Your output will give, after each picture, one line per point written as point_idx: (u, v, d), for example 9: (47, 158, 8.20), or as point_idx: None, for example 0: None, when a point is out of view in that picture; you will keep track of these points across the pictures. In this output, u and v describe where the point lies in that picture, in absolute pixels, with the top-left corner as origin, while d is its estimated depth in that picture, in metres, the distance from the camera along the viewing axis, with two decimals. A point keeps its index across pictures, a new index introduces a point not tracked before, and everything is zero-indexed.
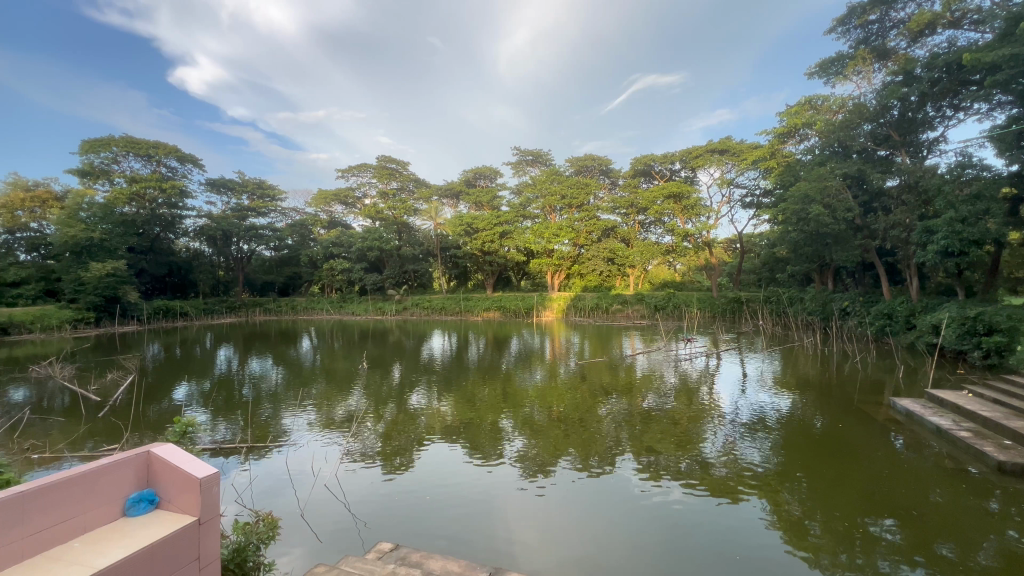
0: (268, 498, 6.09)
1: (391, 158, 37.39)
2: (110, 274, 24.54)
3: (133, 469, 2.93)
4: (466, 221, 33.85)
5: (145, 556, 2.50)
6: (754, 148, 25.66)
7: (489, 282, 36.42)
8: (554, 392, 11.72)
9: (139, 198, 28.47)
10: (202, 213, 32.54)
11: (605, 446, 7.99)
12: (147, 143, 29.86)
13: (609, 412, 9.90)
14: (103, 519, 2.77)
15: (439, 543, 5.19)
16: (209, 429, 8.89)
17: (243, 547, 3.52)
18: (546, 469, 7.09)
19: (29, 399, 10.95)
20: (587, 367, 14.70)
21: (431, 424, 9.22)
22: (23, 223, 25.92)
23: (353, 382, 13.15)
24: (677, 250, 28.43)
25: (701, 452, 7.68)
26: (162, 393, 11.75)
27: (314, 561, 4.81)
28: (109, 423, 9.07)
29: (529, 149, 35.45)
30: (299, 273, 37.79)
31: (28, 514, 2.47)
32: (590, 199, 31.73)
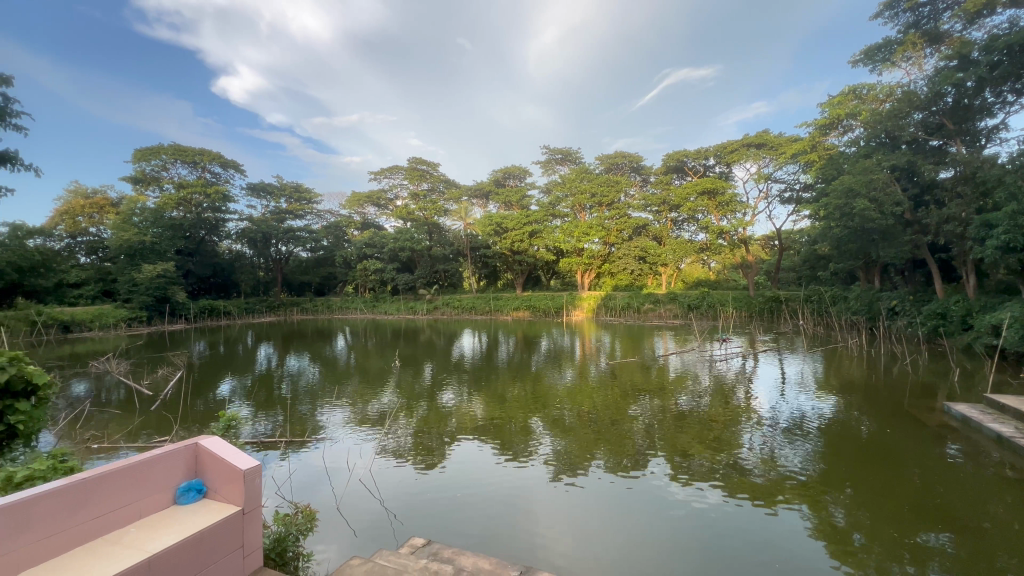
0: (306, 491, 6.30)
1: (422, 160, 37.94)
2: (160, 275, 25.98)
3: (182, 460, 3.08)
4: (495, 220, 34.01)
5: (193, 543, 2.61)
6: (793, 141, 24.70)
7: (518, 282, 36.42)
8: (585, 392, 11.62)
9: (186, 203, 30.05)
10: (243, 217, 33.92)
11: (636, 448, 7.87)
12: (193, 151, 31.38)
13: (641, 413, 9.73)
14: (155, 506, 2.93)
15: (470, 540, 5.23)
16: (251, 423, 9.29)
17: (283, 537, 3.66)
18: (577, 469, 7.05)
19: (89, 392, 11.71)
20: (618, 367, 14.53)
21: (462, 422, 9.30)
22: (83, 228, 27.78)
23: (386, 380, 13.44)
24: (711, 248, 27.70)
25: (738, 456, 7.47)
26: (208, 388, 12.32)
27: (350, 553, 4.94)
28: (160, 416, 9.61)
29: (558, 148, 35.27)
30: (334, 273, 38.85)
31: (89, 500, 2.62)
32: (621, 197, 31.27)
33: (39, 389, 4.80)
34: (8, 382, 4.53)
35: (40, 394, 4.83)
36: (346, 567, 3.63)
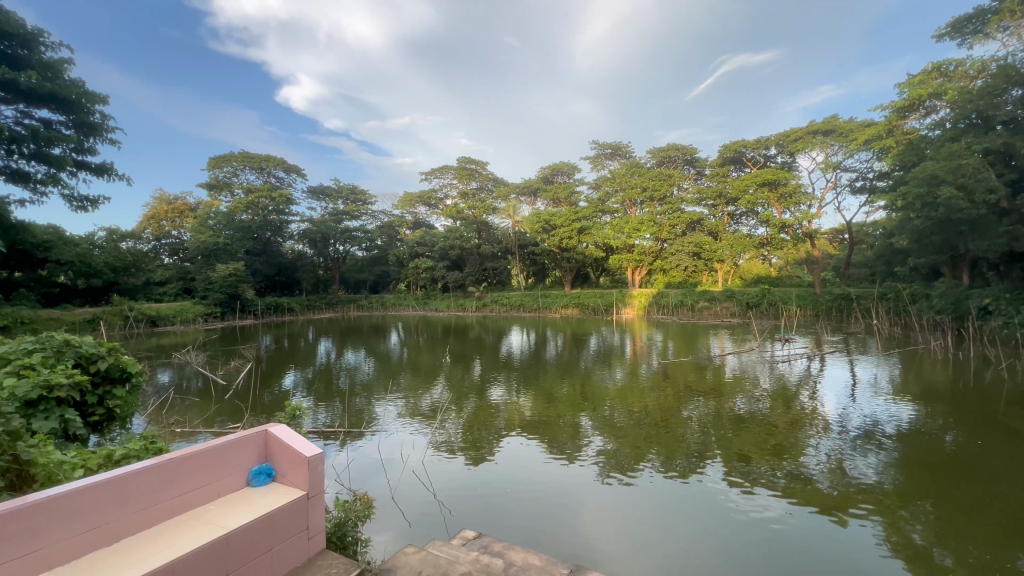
0: (363, 480, 6.57)
1: (471, 159, 38.45)
2: (231, 274, 28.04)
3: (254, 446, 3.29)
4: (543, 218, 33.98)
5: (264, 523, 2.78)
6: (867, 126, 22.86)
7: (567, 279, 36.11)
8: (635, 392, 11.35)
9: (254, 207, 32.21)
10: (305, 218, 35.84)
11: (689, 450, 7.63)
12: (260, 157, 33.52)
13: (694, 415, 9.38)
14: (232, 487, 3.14)
15: (520, 536, 5.26)
16: (313, 413, 9.83)
17: (343, 522, 3.84)
18: (627, 469, 6.93)
19: (172, 381, 12.82)
20: (670, 367, 14.10)
21: (511, 419, 9.38)
22: (167, 232, 30.49)
23: (437, 376, 13.77)
24: (772, 242, 26.23)
25: (801, 463, 7.05)
26: (274, 379, 13.14)
27: (404, 540, 5.13)
28: (232, 404, 10.38)
29: (608, 142, 34.59)
30: (387, 271, 40.27)
31: (177, 477, 2.84)
32: (674, 191, 30.26)
33: (133, 376, 5.30)
34: (107, 370, 5.05)
35: (134, 380, 5.34)
36: (402, 556, 3.74)
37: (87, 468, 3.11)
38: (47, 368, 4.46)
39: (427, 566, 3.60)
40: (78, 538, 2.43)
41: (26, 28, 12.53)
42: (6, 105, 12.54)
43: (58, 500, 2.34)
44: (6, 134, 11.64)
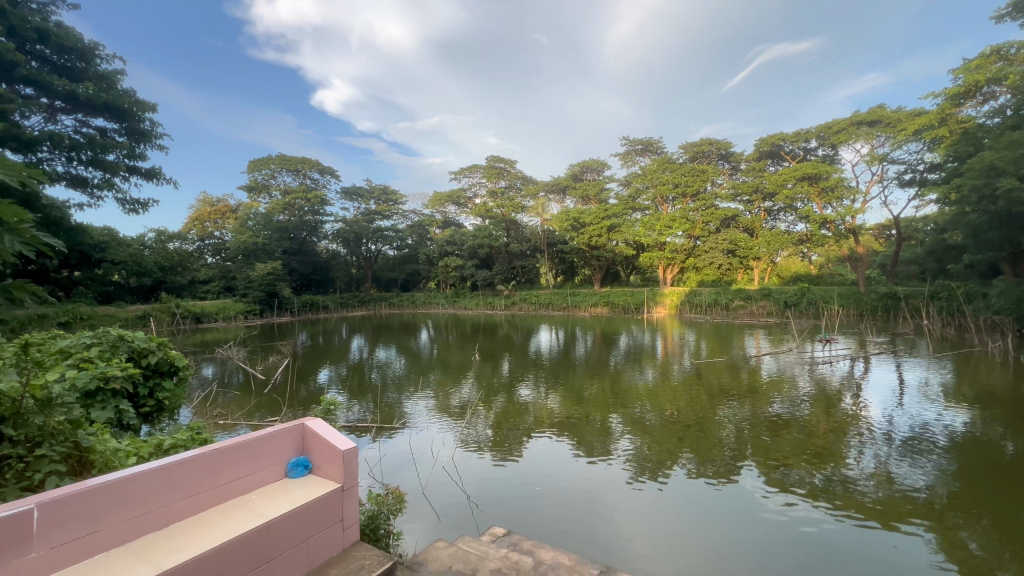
0: (395, 475, 6.70)
1: (500, 158, 38.56)
2: (269, 273, 29.12)
3: (292, 438, 3.28)
4: (572, 216, 33.76)
5: (303, 513, 2.80)
6: (917, 115, 21.65)
7: (596, 278, 35.76)
8: (667, 392, 11.14)
9: (291, 208, 33.32)
10: (338, 219, 36.80)
11: (723, 453, 7.45)
12: (296, 160, 34.63)
13: (728, 417, 9.14)
14: (271, 478, 3.12)
15: (550, 535, 5.24)
16: (346, 409, 10.09)
17: (376, 515, 3.92)
18: (658, 471, 6.81)
19: (215, 375, 13.42)
20: (703, 367, 13.78)
21: (540, 417, 9.36)
22: (210, 232, 31.90)
23: (466, 373, 13.89)
24: (813, 239, 25.20)
25: (843, 470, 6.75)
26: (309, 375, 13.55)
27: (434, 535, 5.20)
28: (270, 399, 10.77)
29: (639, 138, 34.02)
30: (418, 270, 40.90)
31: (221, 467, 2.83)
32: (707, 187, 29.50)
33: (180, 370, 5.59)
34: (158, 364, 5.34)
35: (180, 374, 5.64)
36: (433, 550, 3.80)
37: (139, 456, 3.27)
38: (104, 361, 4.74)
39: (457, 560, 3.64)
40: (132, 522, 2.42)
41: (83, 42, 13.34)
42: (66, 114, 13.40)
43: (115, 483, 2.34)
44: (67, 142, 12.44)
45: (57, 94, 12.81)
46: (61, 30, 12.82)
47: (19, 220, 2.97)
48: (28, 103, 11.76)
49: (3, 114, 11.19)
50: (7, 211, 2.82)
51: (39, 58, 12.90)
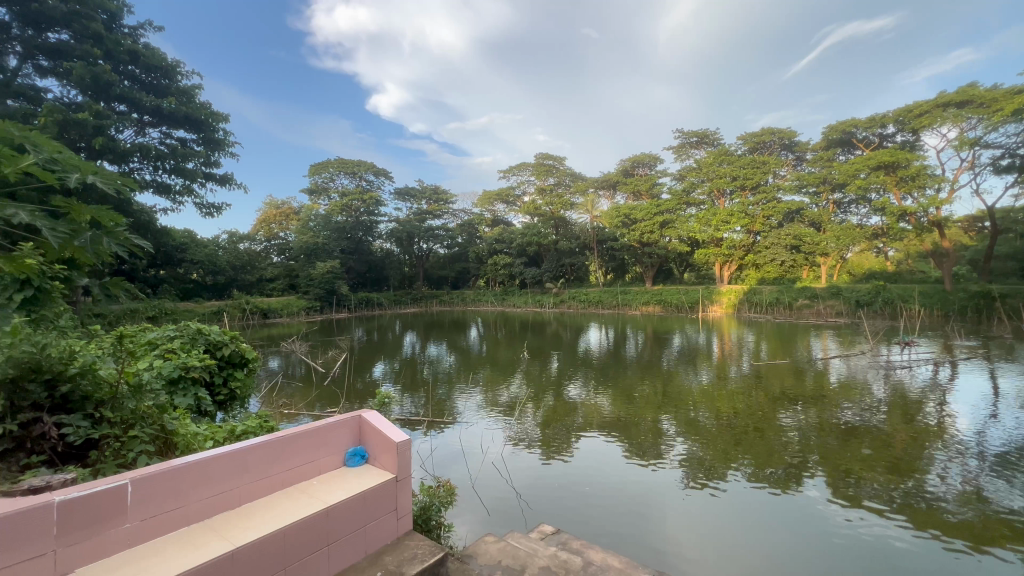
0: (445, 468, 6.85)
1: (549, 155, 38.36)
2: (329, 271, 30.72)
3: (349, 429, 3.41)
4: (623, 212, 33.07)
5: (360, 501, 2.91)
6: (1017, 93, 19.34)
7: (648, 275, 34.83)
8: (723, 395, 10.66)
9: (348, 209, 34.90)
10: (392, 219, 38.06)
11: (785, 460, 7.04)
12: (353, 163, 36.19)
13: (790, 423, 8.62)
14: (331, 466, 3.26)
15: (599, 535, 5.18)
16: (400, 402, 10.47)
17: (428, 506, 4.02)
18: (714, 476, 6.54)
19: (280, 367, 14.32)
20: (764, 369, 13.07)
21: (589, 417, 9.25)
22: (275, 233, 34.03)
23: (514, 370, 13.99)
24: (890, 233, 23.19)
25: (924, 485, 6.20)
26: (366, 369, 14.18)
27: (484, 529, 5.28)
28: (330, 390, 11.36)
29: (693, 130, 32.71)
30: (468, 268, 41.56)
31: (286, 453, 2.98)
32: (769, 179, 27.90)
33: (249, 362, 5.99)
34: (230, 355, 5.76)
35: (250, 365, 6.05)
36: (482, 544, 3.86)
37: (215, 440, 3.54)
38: (185, 353, 5.17)
39: (506, 556, 3.67)
40: (211, 500, 2.60)
41: (167, 60, 14.62)
42: (153, 127, 14.74)
43: (196, 464, 2.52)
44: (153, 153, 13.68)
45: (145, 109, 14.11)
46: (148, 51, 14.10)
47: (115, 224, 3.29)
48: (121, 118, 13.01)
49: (101, 130, 12.47)
50: (104, 216, 3.15)
51: (131, 78, 14.24)
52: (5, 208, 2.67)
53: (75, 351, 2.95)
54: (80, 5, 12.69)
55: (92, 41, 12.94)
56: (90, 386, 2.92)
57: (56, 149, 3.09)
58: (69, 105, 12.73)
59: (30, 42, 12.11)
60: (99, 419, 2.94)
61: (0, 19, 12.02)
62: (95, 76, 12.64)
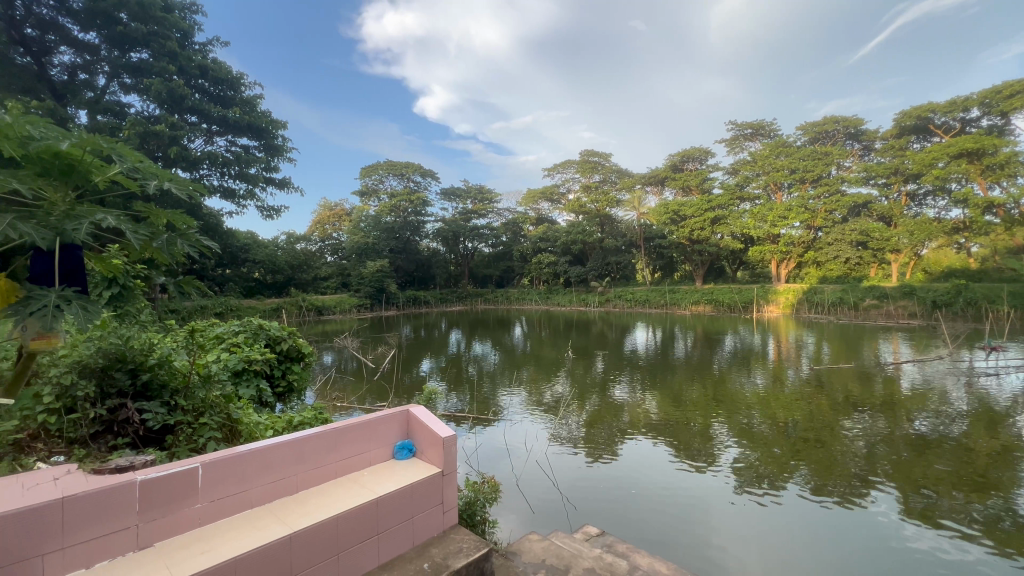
0: (490, 465, 6.93)
1: (594, 152, 37.75)
2: (379, 270, 31.88)
3: (397, 422, 3.50)
4: (671, 209, 32.01)
5: (408, 493, 2.98)
6: None
7: (698, 274, 33.62)
8: (780, 400, 10.12)
9: (397, 210, 35.94)
10: (438, 219, 38.82)
11: (850, 471, 6.60)
12: (401, 165, 37.26)
13: (854, 431, 8.06)
14: (380, 458, 3.36)
15: (645, 540, 5.06)
16: (446, 398, 10.70)
17: (474, 501, 4.07)
18: (770, 485, 6.22)
19: (334, 362, 15.01)
20: (826, 373, 12.28)
21: (636, 419, 9.06)
22: (329, 234, 35.60)
23: (559, 369, 13.92)
24: (972, 227, 21.15)
25: (1014, 505, 5.60)
26: (413, 365, 14.61)
27: (527, 527, 5.30)
28: (380, 385, 11.82)
29: (748, 121, 31.20)
30: (512, 266, 41.78)
31: (338, 445, 3.09)
32: (832, 170, 26.13)
33: (305, 356, 6.31)
34: (288, 350, 6.09)
35: (306, 360, 6.36)
36: (527, 542, 3.87)
37: (274, 429, 3.73)
38: (248, 347, 5.51)
39: (550, 555, 3.66)
40: (272, 486, 2.75)
41: (232, 73, 15.64)
42: (220, 136, 15.80)
43: (256, 452, 2.67)
44: (220, 160, 14.69)
45: (213, 119, 15.15)
46: (215, 65, 15.16)
47: (187, 226, 3.53)
48: (193, 129, 14.04)
49: (175, 140, 13.52)
50: (178, 219, 3.41)
51: (201, 91, 15.32)
52: (95, 214, 2.93)
53: (153, 343, 3.24)
54: (157, 26, 13.80)
55: (167, 58, 14.03)
56: (166, 375, 3.18)
57: (137, 159, 3.35)
58: (148, 118, 13.87)
59: (116, 62, 13.32)
60: (173, 406, 3.19)
61: (91, 42, 13.32)
62: (170, 90, 13.72)
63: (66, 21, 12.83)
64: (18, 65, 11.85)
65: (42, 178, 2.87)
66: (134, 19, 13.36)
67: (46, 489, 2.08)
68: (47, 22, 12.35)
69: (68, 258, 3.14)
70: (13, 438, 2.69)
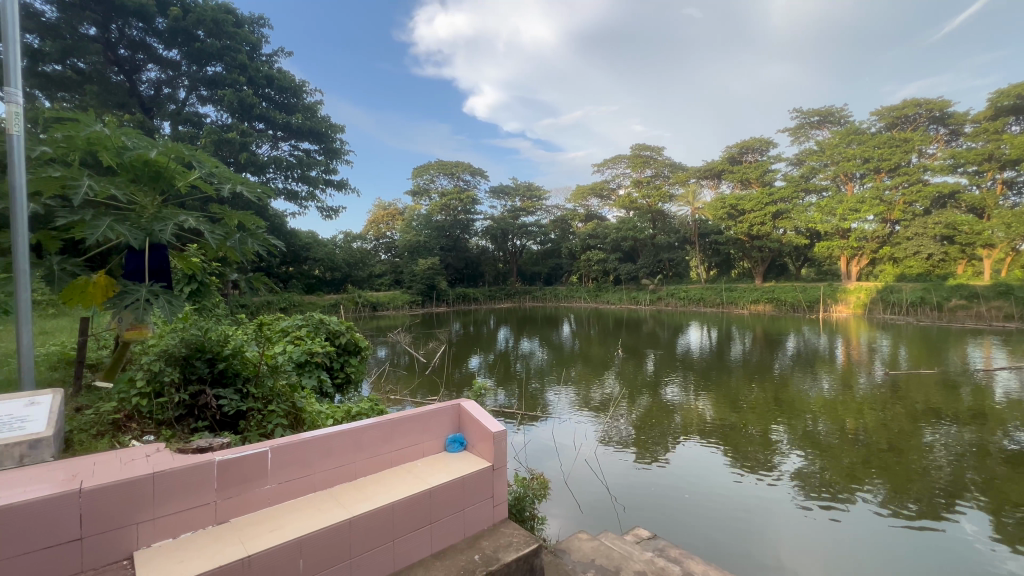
0: (540, 462, 6.95)
1: (646, 146, 36.60)
2: (430, 267, 32.73)
3: (449, 416, 3.58)
4: (728, 203, 30.55)
5: (460, 484, 3.04)
6: None
7: (757, 271, 31.90)
8: (849, 406, 9.43)
9: (447, 209, 36.69)
10: (487, 217, 39.17)
11: (931, 485, 6.07)
12: (451, 164, 37.97)
13: (937, 443, 7.38)
14: (432, 450, 3.44)
15: (698, 545, 4.91)
16: (494, 393, 10.84)
17: (522, 497, 4.08)
18: (836, 496, 5.85)
19: (387, 356, 15.61)
20: (902, 380, 11.28)
21: (689, 421, 8.78)
22: (383, 233, 37.00)
23: (608, 368, 13.72)
24: None
25: None
26: (462, 360, 14.92)
27: (576, 526, 5.27)
28: (430, 379, 12.19)
29: (814, 108, 29.24)
30: (560, 264, 41.53)
31: (392, 437, 3.20)
32: (912, 158, 23.90)
33: (361, 350, 6.60)
34: (346, 344, 6.40)
35: (362, 353, 6.65)
36: (576, 541, 3.83)
37: (335, 418, 3.93)
38: (310, 339, 5.84)
39: (600, 555, 3.62)
40: (332, 472, 2.89)
41: (295, 81, 16.54)
42: (285, 142, 16.78)
43: (316, 440, 2.81)
44: (285, 163, 15.63)
45: (278, 125, 16.06)
46: (280, 75, 16.09)
47: (255, 226, 3.76)
48: (261, 136, 15.01)
49: (245, 146, 14.47)
50: (249, 220, 3.64)
51: (268, 99, 16.29)
52: (178, 216, 3.20)
53: (228, 335, 3.48)
54: (229, 41, 14.83)
55: (238, 70, 15.02)
56: (239, 364, 3.41)
57: (214, 164, 3.61)
58: (222, 126, 14.97)
59: (194, 76, 14.45)
60: (246, 394, 3.42)
61: (173, 60, 14.57)
62: (240, 99, 14.73)
63: (153, 41, 14.11)
64: (113, 82, 13.14)
65: (135, 184, 3.18)
66: (210, 35, 14.44)
67: (139, 464, 2.31)
68: (137, 42, 13.62)
69: (155, 255, 3.45)
70: (112, 417, 3.00)
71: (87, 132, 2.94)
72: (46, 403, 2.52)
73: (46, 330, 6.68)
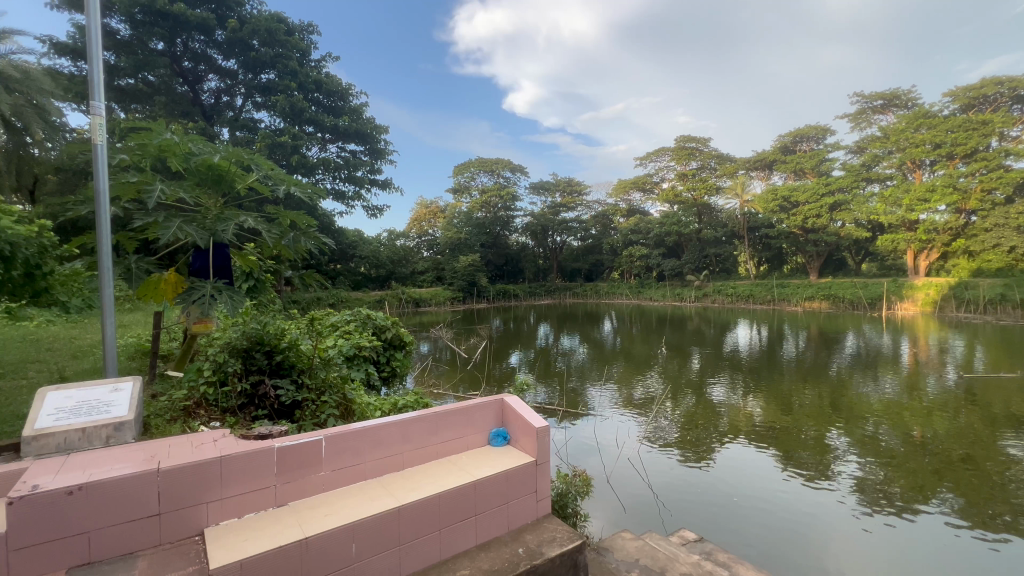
0: (581, 459, 6.91)
1: (691, 137, 35.33)
2: (471, 264, 33.10)
3: (493, 410, 3.62)
4: (781, 194, 29.24)
5: (504, 478, 3.08)
6: None
7: (812, 267, 30.27)
8: (915, 411, 8.78)
9: (488, 206, 37.00)
10: (527, 213, 39.11)
11: (1010, 499, 5.60)
12: (491, 162, 38.21)
13: (1019, 453, 6.79)
14: (477, 443, 3.50)
15: (746, 548, 4.75)
16: (534, 390, 10.88)
17: (565, 493, 4.09)
18: (900, 505, 5.49)
19: (430, 351, 15.97)
20: (978, 384, 10.37)
21: (737, 422, 8.48)
22: (424, 230, 37.75)
23: (650, 366, 13.43)
24: None
25: None
26: (503, 356, 15.06)
27: (619, 525, 5.23)
28: (471, 374, 12.38)
29: (878, 92, 27.29)
30: (601, 260, 40.93)
31: (437, 429, 3.27)
32: (991, 142, 21.84)
33: (406, 345, 6.78)
34: (392, 338, 6.60)
35: (407, 348, 6.83)
36: (619, 539, 3.81)
37: (383, 409, 4.06)
38: (358, 334, 6.07)
39: (644, 555, 3.57)
40: (380, 461, 2.99)
41: (342, 85, 17.14)
42: (332, 144, 17.39)
43: (365, 431, 2.92)
44: (333, 164, 16.25)
45: (326, 129, 16.64)
46: (328, 79, 16.68)
47: (308, 225, 3.94)
48: (311, 138, 15.67)
49: (296, 149, 15.15)
50: (302, 219, 3.81)
51: (316, 103, 16.90)
52: (239, 216, 3.40)
53: (283, 329, 3.67)
54: (281, 49, 15.51)
55: (289, 76, 15.71)
56: (295, 356, 3.60)
57: (270, 167, 3.80)
58: (275, 130, 15.69)
59: (250, 83, 15.28)
60: (301, 384, 3.58)
61: (231, 69, 15.47)
62: (292, 104, 15.33)
63: (213, 52, 15.02)
64: (178, 93, 14.06)
65: (200, 187, 3.42)
66: (264, 44, 15.15)
67: (208, 448, 2.48)
68: (199, 55, 14.51)
69: (218, 254, 3.68)
70: (183, 404, 3.24)
71: (159, 140, 3.19)
72: (128, 389, 2.69)
73: (124, 323, 7.29)
